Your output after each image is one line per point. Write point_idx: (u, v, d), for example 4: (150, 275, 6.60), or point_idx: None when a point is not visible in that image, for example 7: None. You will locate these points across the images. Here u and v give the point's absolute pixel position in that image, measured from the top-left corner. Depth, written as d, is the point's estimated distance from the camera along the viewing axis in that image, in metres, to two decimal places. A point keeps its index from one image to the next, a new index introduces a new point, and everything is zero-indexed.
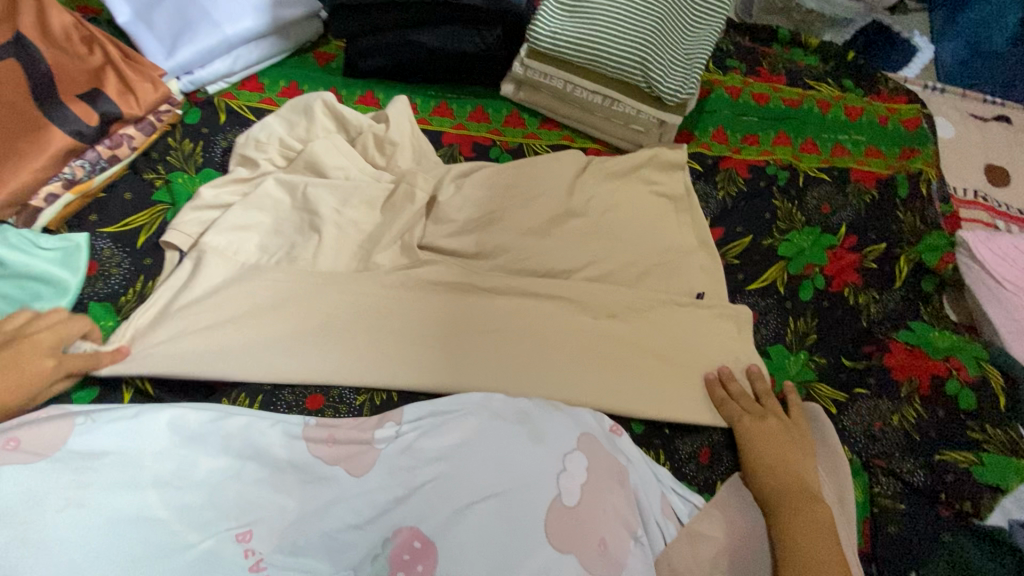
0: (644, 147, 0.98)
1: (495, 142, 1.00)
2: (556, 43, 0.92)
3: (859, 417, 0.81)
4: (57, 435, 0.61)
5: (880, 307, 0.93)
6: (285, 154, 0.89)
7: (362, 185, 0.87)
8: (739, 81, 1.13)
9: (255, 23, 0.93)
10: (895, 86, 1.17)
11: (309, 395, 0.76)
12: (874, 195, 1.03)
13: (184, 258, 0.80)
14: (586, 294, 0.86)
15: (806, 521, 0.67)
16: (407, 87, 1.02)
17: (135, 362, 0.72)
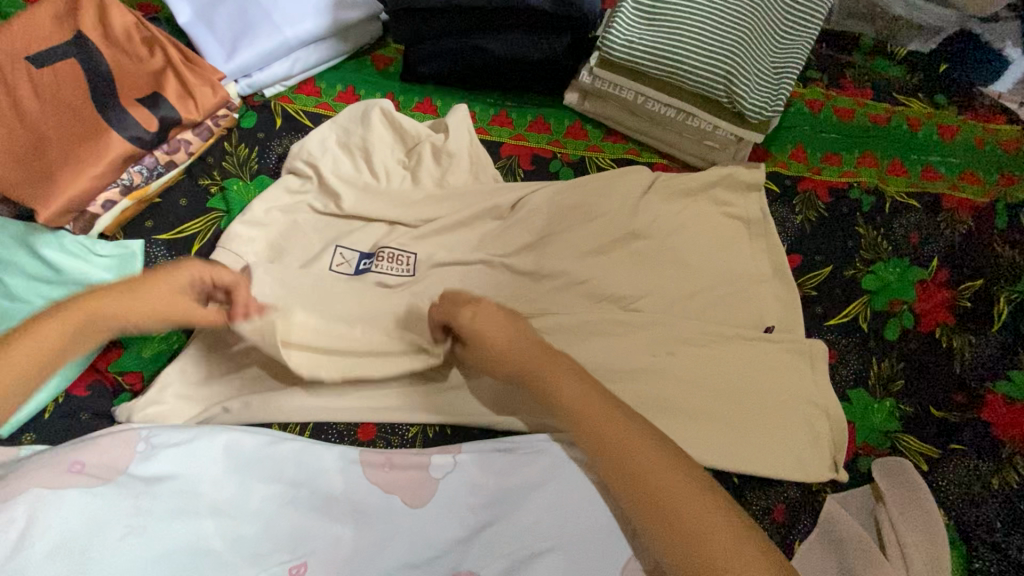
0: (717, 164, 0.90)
1: (557, 154, 0.94)
2: (630, 53, 0.86)
3: (953, 480, 0.74)
4: (120, 457, 0.61)
5: (976, 351, 0.84)
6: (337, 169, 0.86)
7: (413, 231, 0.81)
8: (821, 95, 1.04)
9: (315, 25, 0.89)
10: (992, 104, 1.07)
11: (361, 425, 0.72)
12: (969, 225, 0.94)
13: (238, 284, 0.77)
14: (647, 325, 0.81)
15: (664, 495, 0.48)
16: (466, 95, 0.98)
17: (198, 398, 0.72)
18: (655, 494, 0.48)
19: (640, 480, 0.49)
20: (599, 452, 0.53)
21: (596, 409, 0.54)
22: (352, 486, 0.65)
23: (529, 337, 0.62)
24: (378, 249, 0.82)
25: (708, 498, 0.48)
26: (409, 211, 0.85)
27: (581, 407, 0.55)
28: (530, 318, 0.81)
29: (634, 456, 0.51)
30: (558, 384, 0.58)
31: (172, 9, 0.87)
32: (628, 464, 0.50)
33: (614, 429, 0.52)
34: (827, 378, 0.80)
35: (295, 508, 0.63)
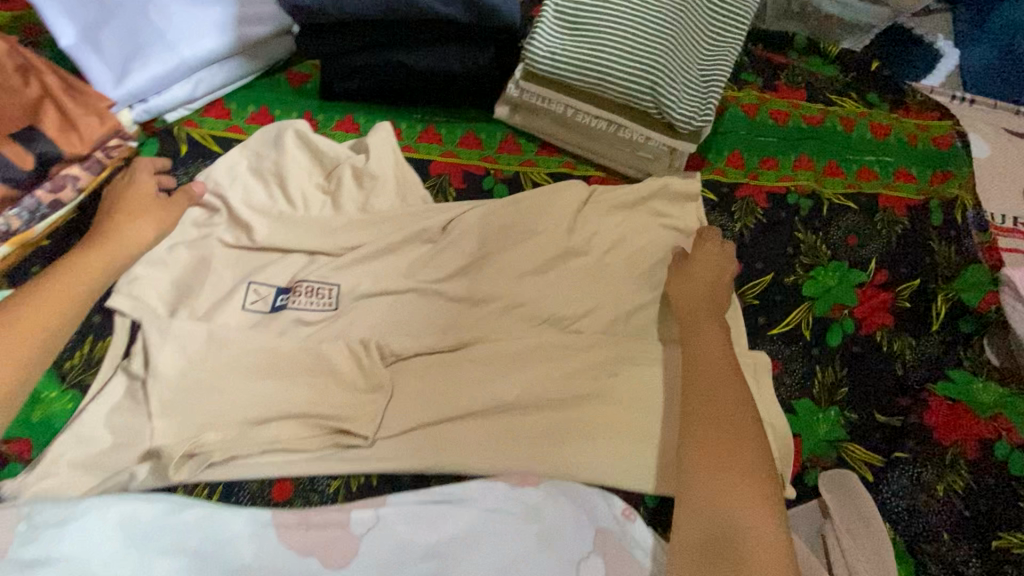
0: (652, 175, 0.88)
1: (489, 170, 0.90)
2: (554, 64, 0.82)
3: (897, 490, 0.71)
4: None
5: (916, 353, 0.84)
6: (247, 197, 0.80)
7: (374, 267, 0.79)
8: (755, 97, 1.03)
9: (216, 44, 0.83)
10: (924, 100, 1.08)
11: (275, 484, 0.66)
12: (905, 224, 0.94)
13: (138, 333, 0.70)
14: (586, 348, 0.78)
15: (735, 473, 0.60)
16: (390, 111, 0.92)
17: (96, 466, 0.65)
18: (723, 461, 0.61)
19: (710, 445, 0.62)
20: (689, 410, 0.67)
21: (713, 377, 0.68)
22: (263, 552, 0.57)
23: (714, 321, 0.74)
24: (295, 284, 0.76)
25: (765, 477, 0.60)
26: (327, 239, 0.79)
27: (724, 379, 0.68)
28: (465, 347, 0.76)
29: (722, 425, 0.64)
30: (698, 358, 0.71)
31: (52, 30, 0.78)
32: (715, 430, 0.64)
33: (731, 422, 0.64)
34: (771, 391, 0.78)
35: None
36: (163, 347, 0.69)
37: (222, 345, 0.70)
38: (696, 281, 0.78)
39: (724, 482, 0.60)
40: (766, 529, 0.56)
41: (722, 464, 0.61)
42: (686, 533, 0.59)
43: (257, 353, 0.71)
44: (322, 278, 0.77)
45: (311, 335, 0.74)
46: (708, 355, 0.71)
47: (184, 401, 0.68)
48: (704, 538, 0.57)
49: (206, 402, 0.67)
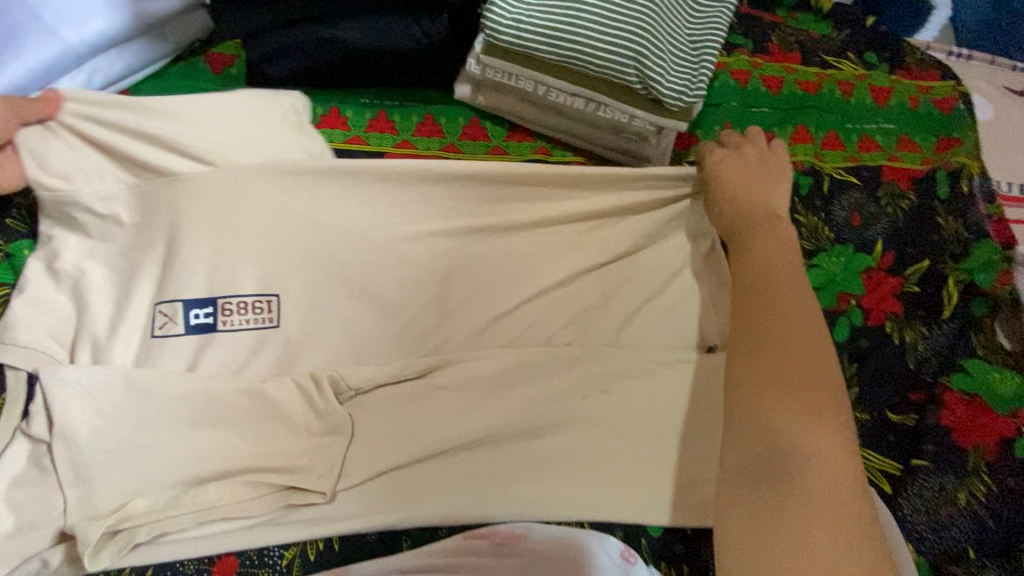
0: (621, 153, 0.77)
1: (453, 162, 0.78)
2: (520, 34, 0.70)
3: (919, 506, 0.65)
4: None
5: (930, 343, 0.77)
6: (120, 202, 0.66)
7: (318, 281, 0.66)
8: (747, 62, 0.92)
9: (109, 25, 0.69)
10: (923, 58, 0.99)
11: (217, 560, 0.56)
12: (910, 199, 0.87)
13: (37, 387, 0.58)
14: (573, 365, 0.68)
15: (786, 366, 0.49)
16: (333, 96, 0.79)
17: None
18: (774, 380, 0.48)
19: (754, 345, 0.51)
20: (736, 308, 0.56)
21: (762, 281, 0.56)
22: None
23: (765, 220, 0.63)
24: (222, 301, 0.64)
25: (836, 399, 0.47)
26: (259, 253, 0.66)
27: (782, 286, 0.55)
28: (435, 372, 0.66)
29: (769, 318, 0.52)
30: (749, 264, 0.59)
31: None
32: (768, 340, 0.51)
33: (783, 312, 0.52)
34: None
35: None
36: (74, 398, 0.57)
37: (140, 392, 0.59)
38: (722, 184, 0.69)
39: (772, 379, 0.48)
40: (822, 455, 0.44)
41: (768, 356, 0.50)
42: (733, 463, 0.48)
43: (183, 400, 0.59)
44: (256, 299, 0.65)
45: (254, 372, 0.64)
46: (759, 260, 0.58)
47: (97, 461, 0.56)
48: (748, 465, 0.47)
49: (126, 463, 0.57)
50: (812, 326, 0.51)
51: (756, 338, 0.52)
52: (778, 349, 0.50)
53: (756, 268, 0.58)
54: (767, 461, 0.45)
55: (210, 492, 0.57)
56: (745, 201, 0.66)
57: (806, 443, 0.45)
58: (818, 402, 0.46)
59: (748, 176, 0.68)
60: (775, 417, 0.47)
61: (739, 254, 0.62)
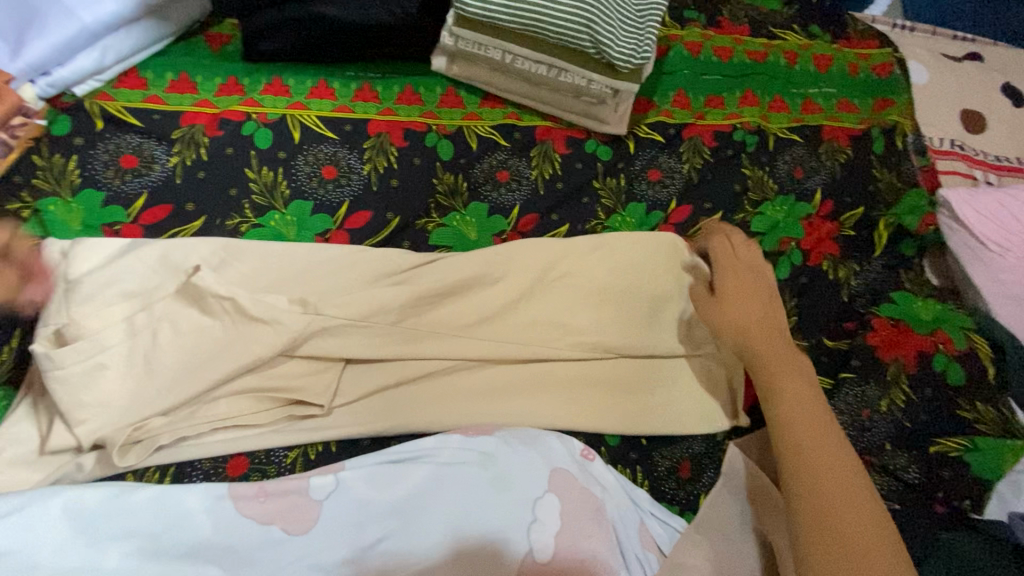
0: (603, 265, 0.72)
1: (431, 126, 0.87)
2: (485, 7, 0.79)
3: (843, 409, 0.74)
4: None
5: (861, 279, 0.86)
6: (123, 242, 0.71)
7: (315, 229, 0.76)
8: (699, 35, 1.01)
9: (120, 6, 0.78)
10: (864, 30, 1.09)
11: (230, 459, 0.65)
12: (849, 153, 0.95)
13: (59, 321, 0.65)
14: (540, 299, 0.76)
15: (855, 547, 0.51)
16: (321, 69, 0.87)
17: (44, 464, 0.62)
18: (849, 538, 0.52)
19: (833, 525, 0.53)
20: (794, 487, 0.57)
21: (817, 441, 0.58)
22: (220, 526, 0.57)
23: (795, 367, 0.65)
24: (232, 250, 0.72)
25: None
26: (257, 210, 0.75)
27: (822, 431, 0.59)
28: None
29: (831, 490, 0.55)
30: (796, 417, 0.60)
31: None
32: (814, 451, 0.58)
33: (838, 479, 0.56)
34: None
35: (156, 559, 0.55)
36: (93, 325, 0.62)
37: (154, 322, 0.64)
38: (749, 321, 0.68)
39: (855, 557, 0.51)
40: None
41: (841, 535, 0.53)
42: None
43: (192, 330, 0.64)
44: (231, 288, 0.65)
45: None
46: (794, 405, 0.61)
47: (116, 383, 0.62)
48: None
49: (140, 385, 0.62)
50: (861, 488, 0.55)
51: (826, 513, 0.54)
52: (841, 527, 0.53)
53: (807, 421, 0.60)
54: None
55: (224, 405, 0.65)
56: (773, 341, 0.67)
57: None
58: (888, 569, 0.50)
59: (769, 317, 0.69)
60: (860, 565, 0.51)
61: (772, 400, 0.63)
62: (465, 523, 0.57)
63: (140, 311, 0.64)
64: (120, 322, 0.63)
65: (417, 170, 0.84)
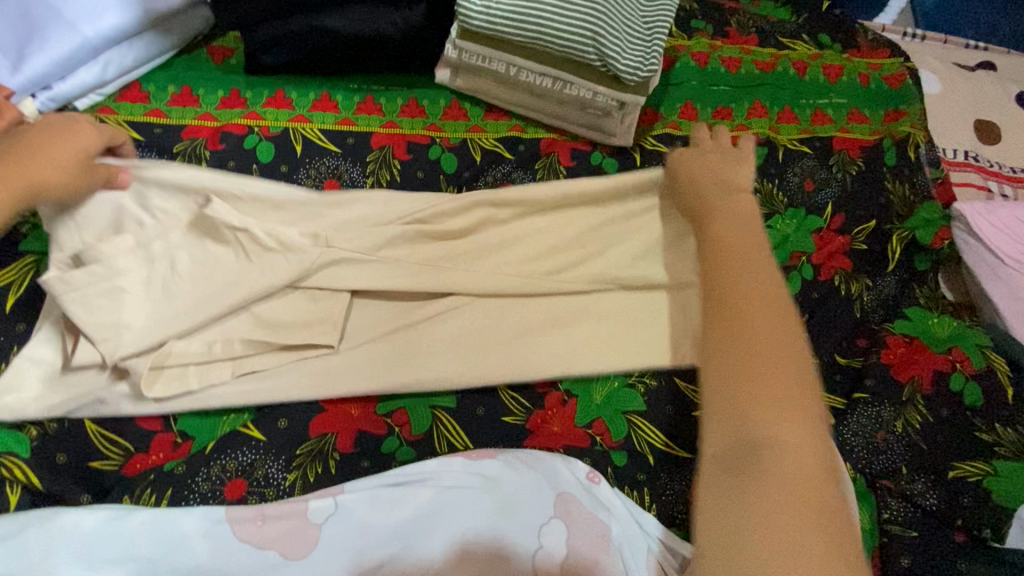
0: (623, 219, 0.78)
1: (436, 140, 0.86)
2: (490, 19, 0.78)
3: (856, 431, 0.71)
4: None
5: (873, 294, 0.84)
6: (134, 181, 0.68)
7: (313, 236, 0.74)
8: (707, 45, 1.00)
9: (122, 19, 0.78)
10: (875, 38, 1.07)
11: (229, 481, 0.64)
12: (860, 165, 0.94)
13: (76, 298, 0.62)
14: (543, 317, 0.77)
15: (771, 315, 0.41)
16: (324, 82, 0.87)
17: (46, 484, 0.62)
18: (755, 347, 0.40)
19: (735, 343, 0.40)
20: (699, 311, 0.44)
21: (746, 255, 0.47)
22: (218, 551, 0.56)
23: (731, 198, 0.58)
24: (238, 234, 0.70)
25: (807, 397, 0.39)
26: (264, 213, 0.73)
27: (760, 269, 0.45)
28: (423, 324, 0.75)
29: (742, 317, 0.41)
30: (738, 263, 0.46)
31: None
32: (734, 274, 0.44)
33: (747, 291, 0.43)
34: None
35: None
36: (107, 251, 0.65)
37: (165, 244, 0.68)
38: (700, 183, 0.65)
39: (759, 329, 0.40)
40: (792, 445, 0.37)
41: (742, 339, 0.40)
42: (711, 451, 0.38)
43: (207, 260, 0.68)
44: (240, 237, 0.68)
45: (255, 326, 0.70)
46: (735, 253, 0.47)
47: (136, 306, 0.65)
48: (722, 453, 0.38)
49: (157, 308, 0.66)
50: (781, 315, 0.42)
51: (718, 323, 0.42)
52: (737, 340, 0.41)
53: (726, 247, 0.47)
54: (739, 458, 0.37)
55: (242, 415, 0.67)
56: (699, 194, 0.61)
57: (779, 442, 0.37)
58: (787, 390, 0.38)
59: (719, 171, 0.67)
60: (757, 394, 0.38)
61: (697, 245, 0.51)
62: (470, 554, 0.56)
63: (154, 240, 0.67)
64: (133, 248, 0.66)
65: (421, 183, 0.83)
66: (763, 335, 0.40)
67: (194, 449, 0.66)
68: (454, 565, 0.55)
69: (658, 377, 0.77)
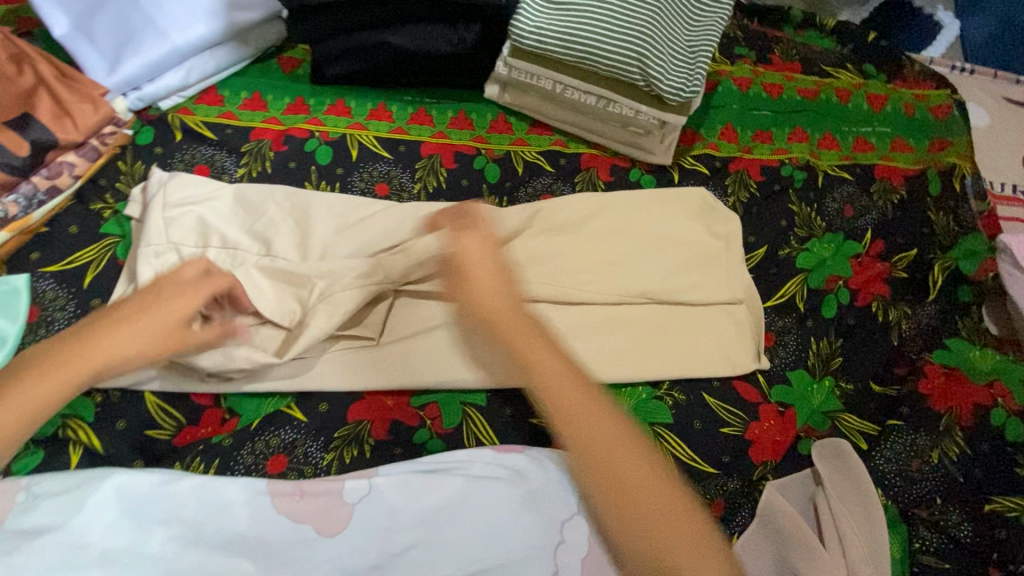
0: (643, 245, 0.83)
1: (480, 150, 0.90)
2: (541, 39, 0.82)
3: (891, 457, 0.71)
4: (62, 485, 0.59)
5: (913, 322, 0.83)
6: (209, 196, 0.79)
7: (366, 235, 0.80)
8: (749, 71, 1.02)
9: (208, 30, 0.84)
10: (922, 70, 1.07)
11: (270, 457, 0.68)
12: (902, 194, 0.93)
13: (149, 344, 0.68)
14: (575, 326, 0.79)
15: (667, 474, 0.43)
16: (381, 93, 0.93)
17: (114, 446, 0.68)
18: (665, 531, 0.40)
19: (639, 509, 0.41)
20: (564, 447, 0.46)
21: (587, 409, 0.44)
22: (258, 519, 0.60)
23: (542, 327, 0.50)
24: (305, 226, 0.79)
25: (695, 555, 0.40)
26: (329, 215, 0.81)
27: (612, 445, 0.43)
28: None
29: (606, 463, 0.43)
30: (593, 434, 0.43)
31: (45, 20, 0.80)
32: (575, 422, 0.44)
33: (597, 440, 0.43)
34: (752, 341, 0.80)
35: (195, 547, 0.58)
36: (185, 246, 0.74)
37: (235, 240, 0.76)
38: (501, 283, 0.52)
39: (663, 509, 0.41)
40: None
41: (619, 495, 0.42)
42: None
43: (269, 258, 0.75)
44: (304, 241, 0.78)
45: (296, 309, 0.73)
46: (576, 419, 0.44)
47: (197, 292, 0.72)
48: None
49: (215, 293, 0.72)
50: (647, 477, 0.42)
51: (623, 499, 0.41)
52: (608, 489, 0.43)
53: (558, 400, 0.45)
54: None
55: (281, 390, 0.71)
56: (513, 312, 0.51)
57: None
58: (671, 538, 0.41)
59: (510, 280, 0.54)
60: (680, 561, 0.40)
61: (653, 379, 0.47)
62: (494, 540, 0.59)
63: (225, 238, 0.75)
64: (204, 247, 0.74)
65: (465, 191, 0.88)
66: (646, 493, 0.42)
67: (240, 424, 0.70)
68: (487, 547, 0.59)
69: (686, 391, 0.78)
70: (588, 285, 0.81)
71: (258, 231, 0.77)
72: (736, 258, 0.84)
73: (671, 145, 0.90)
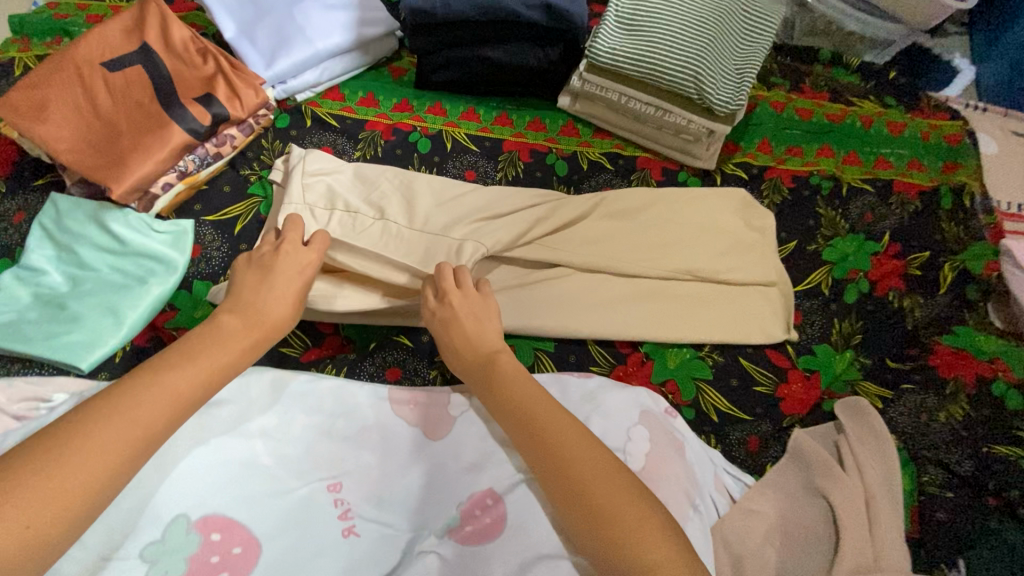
0: (691, 231, 0.98)
1: (552, 149, 1.07)
2: (614, 58, 1.00)
3: (903, 414, 0.83)
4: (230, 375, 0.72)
5: (925, 311, 0.96)
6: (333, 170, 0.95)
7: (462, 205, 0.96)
8: (783, 97, 1.18)
9: (342, 39, 1.04)
10: (936, 105, 1.22)
11: (388, 368, 0.83)
12: (917, 205, 1.07)
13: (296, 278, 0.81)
14: (630, 295, 0.94)
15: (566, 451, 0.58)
16: (472, 98, 1.11)
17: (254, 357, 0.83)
18: (599, 489, 0.54)
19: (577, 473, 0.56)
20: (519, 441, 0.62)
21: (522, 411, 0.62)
22: (382, 416, 0.75)
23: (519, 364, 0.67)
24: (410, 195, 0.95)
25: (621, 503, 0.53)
26: (430, 187, 0.97)
27: (557, 432, 0.59)
28: (534, 285, 0.93)
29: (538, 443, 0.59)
30: (572, 448, 0.57)
31: (218, 25, 1.00)
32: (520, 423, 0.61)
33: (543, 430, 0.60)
34: (781, 318, 0.93)
35: (329, 437, 0.72)
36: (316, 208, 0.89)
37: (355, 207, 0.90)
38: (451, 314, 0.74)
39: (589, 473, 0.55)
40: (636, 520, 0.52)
41: (562, 466, 0.57)
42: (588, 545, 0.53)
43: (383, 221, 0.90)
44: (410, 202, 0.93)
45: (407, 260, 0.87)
46: (572, 440, 0.58)
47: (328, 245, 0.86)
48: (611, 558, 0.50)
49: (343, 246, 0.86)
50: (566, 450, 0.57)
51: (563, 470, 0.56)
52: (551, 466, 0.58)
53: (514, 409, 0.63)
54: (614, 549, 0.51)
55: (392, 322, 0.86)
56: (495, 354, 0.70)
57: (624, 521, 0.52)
58: (612, 490, 0.54)
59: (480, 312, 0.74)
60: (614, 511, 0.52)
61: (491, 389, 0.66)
62: None
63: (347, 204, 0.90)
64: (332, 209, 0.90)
65: (539, 181, 1.04)
66: (584, 461, 0.56)
67: (357, 348, 0.86)
68: None
69: (724, 355, 0.91)
70: (644, 261, 0.95)
71: (374, 199, 0.93)
72: (771, 247, 0.98)
73: (715, 153, 1.06)
